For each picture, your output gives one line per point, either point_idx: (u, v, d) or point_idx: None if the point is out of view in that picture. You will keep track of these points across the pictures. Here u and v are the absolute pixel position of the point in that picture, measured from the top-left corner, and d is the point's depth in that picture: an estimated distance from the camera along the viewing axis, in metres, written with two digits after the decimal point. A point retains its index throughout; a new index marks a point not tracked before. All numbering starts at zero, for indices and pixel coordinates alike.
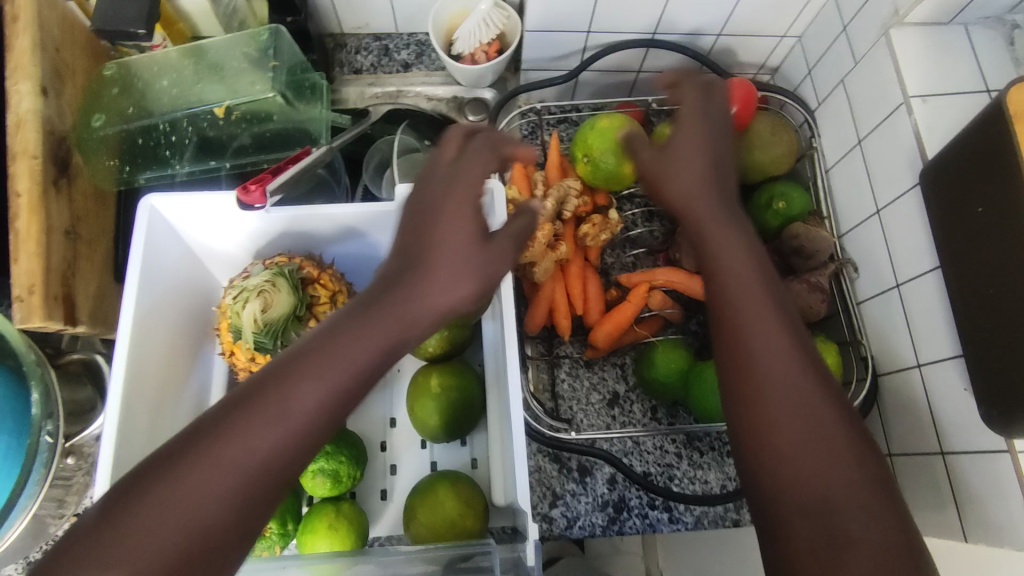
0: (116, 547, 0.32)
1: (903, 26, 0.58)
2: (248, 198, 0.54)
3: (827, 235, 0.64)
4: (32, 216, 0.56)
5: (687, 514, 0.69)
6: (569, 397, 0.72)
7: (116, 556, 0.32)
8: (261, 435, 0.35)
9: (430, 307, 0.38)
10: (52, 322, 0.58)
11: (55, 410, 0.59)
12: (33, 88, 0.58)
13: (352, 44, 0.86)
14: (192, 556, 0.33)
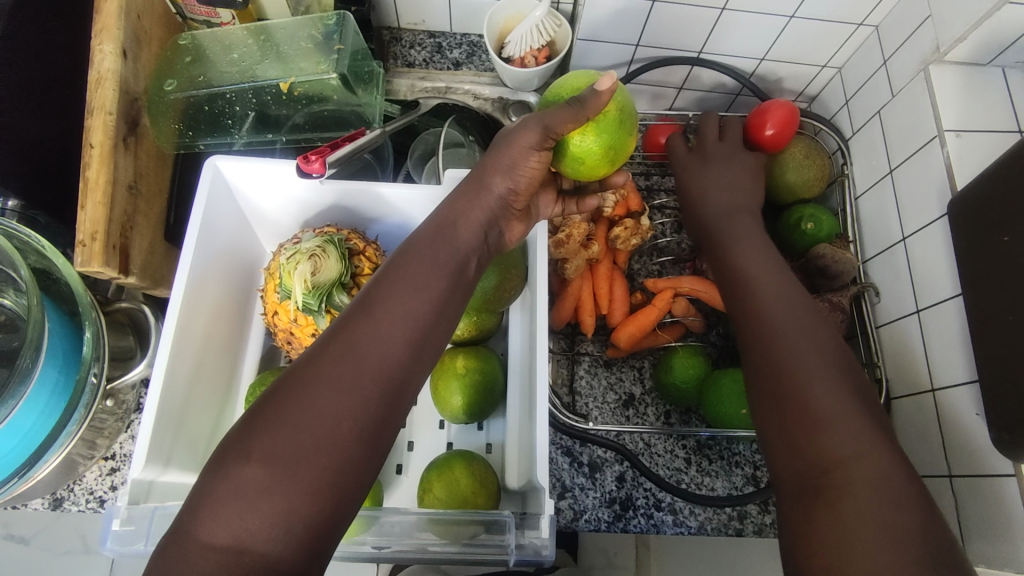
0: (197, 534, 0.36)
1: (942, 64, 0.60)
2: (308, 167, 0.57)
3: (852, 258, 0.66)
4: (102, 167, 0.60)
5: (692, 518, 0.71)
6: (586, 394, 0.75)
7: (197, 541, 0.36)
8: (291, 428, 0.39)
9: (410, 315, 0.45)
10: (108, 270, 0.61)
11: (102, 354, 0.61)
12: (116, 49, 0.62)
13: (407, 39, 0.90)
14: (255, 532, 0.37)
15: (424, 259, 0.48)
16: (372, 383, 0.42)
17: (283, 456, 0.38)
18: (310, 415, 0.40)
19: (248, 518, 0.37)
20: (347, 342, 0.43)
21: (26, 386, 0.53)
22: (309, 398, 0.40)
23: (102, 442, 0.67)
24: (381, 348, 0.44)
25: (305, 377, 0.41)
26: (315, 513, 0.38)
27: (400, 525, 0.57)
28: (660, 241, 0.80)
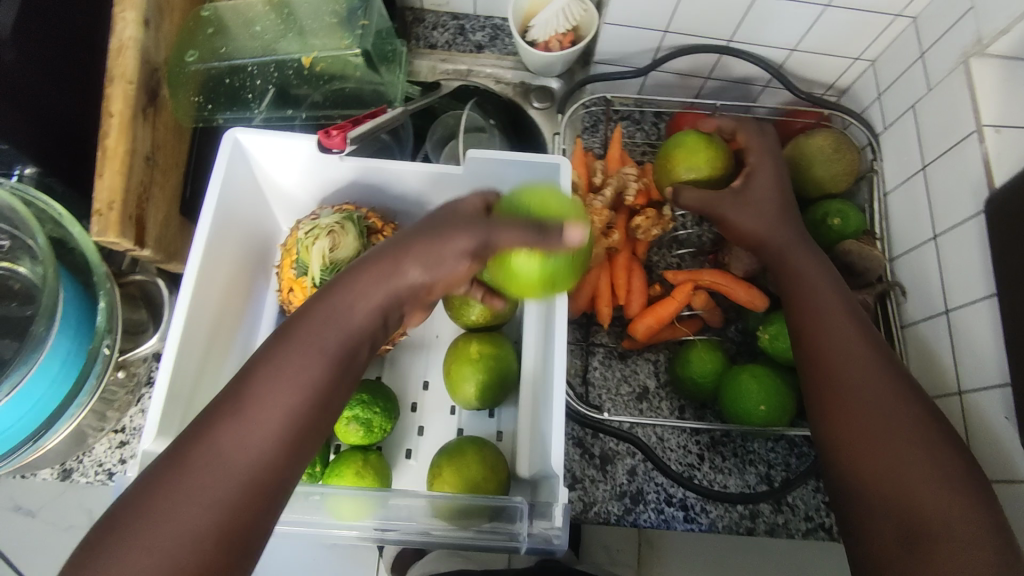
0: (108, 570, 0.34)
1: (983, 57, 0.58)
2: (329, 141, 0.56)
3: (879, 256, 0.64)
4: (121, 136, 0.59)
5: (703, 515, 0.70)
6: (600, 385, 0.74)
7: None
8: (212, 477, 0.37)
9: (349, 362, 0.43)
10: (123, 241, 0.60)
11: (116, 325, 0.60)
12: (138, 17, 0.62)
13: (430, 20, 0.88)
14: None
15: (333, 315, 0.43)
16: (249, 468, 0.38)
17: (145, 549, 0.35)
18: (184, 504, 0.36)
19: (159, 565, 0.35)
20: (230, 417, 0.39)
21: (38, 355, 0.53)
22: (186, 482, 0.37)
23: (112, 415, 0.66)
24: (267, 426, 0.39)
25: (184, 454, 0.38)
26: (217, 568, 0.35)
27: (406, 510, 0.56)
28: (680, 233, 0.78)
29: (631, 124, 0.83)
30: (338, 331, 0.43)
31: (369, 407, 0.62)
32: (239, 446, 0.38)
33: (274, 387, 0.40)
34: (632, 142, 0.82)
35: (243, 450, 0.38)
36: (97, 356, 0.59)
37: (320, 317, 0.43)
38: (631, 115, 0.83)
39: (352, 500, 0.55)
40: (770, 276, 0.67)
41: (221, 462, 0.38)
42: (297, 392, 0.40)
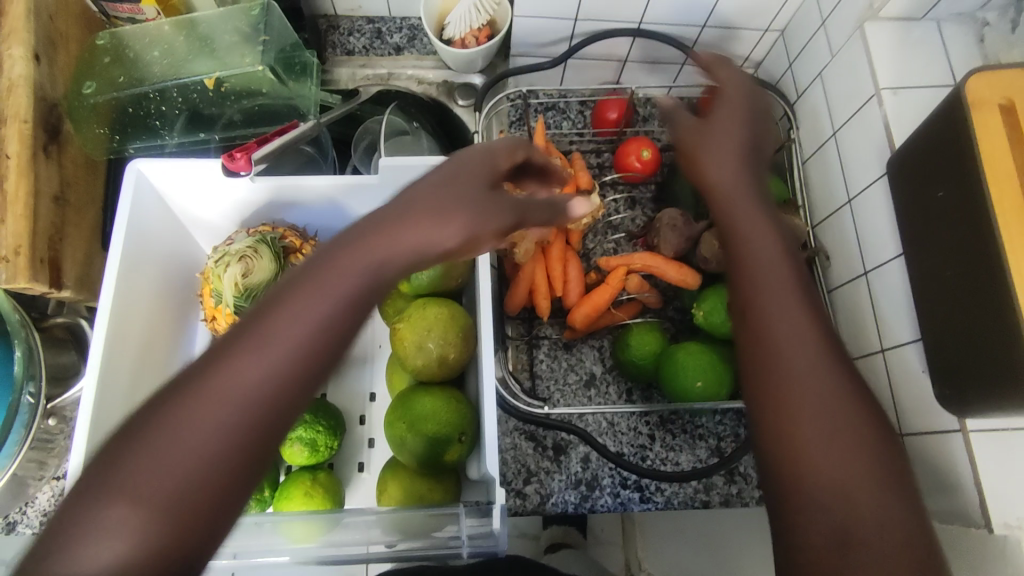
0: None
1: (877, 21, 0.59)
2: (233, 164, 0.55)
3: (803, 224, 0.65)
4: (21, 177, 0.58)
5: (659, 494, 0.71)
6: (547, 376, 0.74)
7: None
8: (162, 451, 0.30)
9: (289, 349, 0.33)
10: (36, 285, 0.58)
11: (37, 372, 0.59)
12: (26, 53, 0.59)
13: (345, 26, 0.87)
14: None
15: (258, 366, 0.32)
16: (205, 474, 0.30)
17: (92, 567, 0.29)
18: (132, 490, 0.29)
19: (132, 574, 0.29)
20: (215, 389, 0.31)
21: None
22: (137, 465, 0.30)
23: (51, 462, 0.65)
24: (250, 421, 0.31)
25: (136, 436, 0.30)
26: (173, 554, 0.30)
27: (360, 524, 0.57)
28: (614, 218, 0.79)
29: (556, 114, 0.84)
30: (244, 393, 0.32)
31: (313, 427, 0.62)
32: (218, 432, 0.31)
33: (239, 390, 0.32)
34: (560, 131, 0.83)
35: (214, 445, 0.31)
36: (21, 406, 0.57)
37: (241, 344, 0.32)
38: (555, 105, 0.84)
39: (304, 522, 0.56)
40: (701, 252, 0.69)
41: (191, 455, 0.30)
42: (224, 425, 0.31)
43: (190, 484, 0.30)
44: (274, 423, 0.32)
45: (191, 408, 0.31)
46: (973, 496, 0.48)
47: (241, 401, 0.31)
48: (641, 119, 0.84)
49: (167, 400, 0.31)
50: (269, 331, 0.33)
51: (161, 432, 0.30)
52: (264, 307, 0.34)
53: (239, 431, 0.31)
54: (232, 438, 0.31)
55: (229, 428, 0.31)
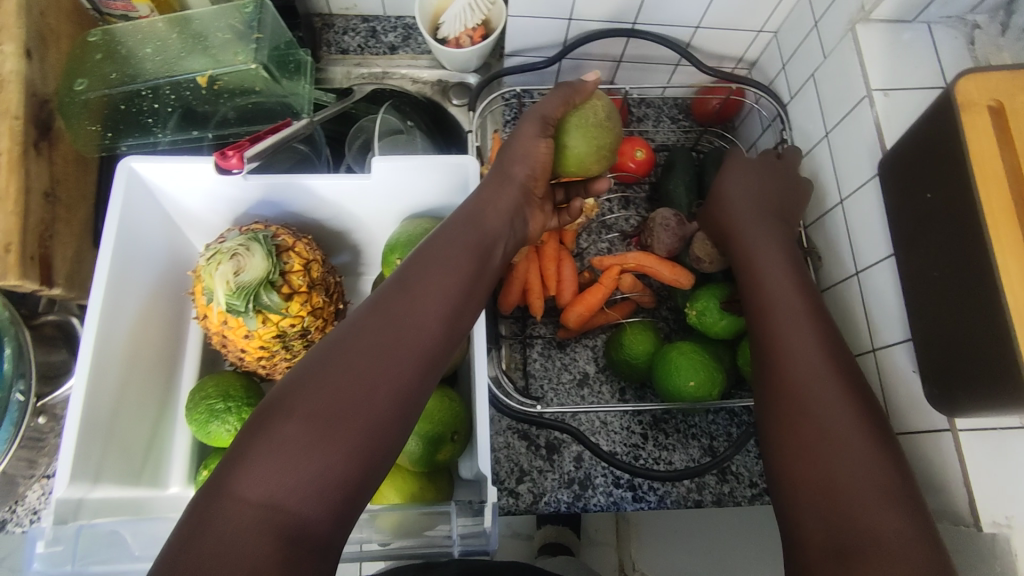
0: (259, 469, 0.38)
1: (869, 22, 0.60)
2: (226, 163, 0.55)
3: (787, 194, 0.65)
4: (12, 173, 0.57)
5: (652, 493, 0.71)
6: (540, 375, 0.74)
7: (264, 473, 0.38)
8: (339, 375, 0.42)
9: (422, 313, 0.46)
10: (26, 282, 0.58)
11: (28, 370, 0.58)
12: (17, 49, 0.59)
13: (340, 25, 0.87)
14: (331, 485, 0.39)
15: (413, 312, 0.46)
16: (377, 400, 0.42)
17: (278, 473, 0.38)
18: (321, 402, 0.40)
19: (316, 474, 0.38)
20: (382, 335, 0.44)
21: None
22: (324, 387, 0.41)
23: (41, 460, 0.65)
24: (408, 357, 0.44)
25: (323, 368, 0.42)
26: (350, 468, 0.39)
27: None
28: (608, 217, 0.80)
29: None
30: (415, 332, 0.45)
31: None
32: (385, 377, 0.43)
33: (400, 333, 0.44)
34: None
35: (384, 375, 0.43)
36: (10, 402, 0.57)
37: (396, 301, 0.46)
38: None
39: None
40: (695, 253, 0.69)
41: (366, 381, 0.42)
42: (389, 364, 0.43)
43: (366, 404, 0.41)
44: (434, 352, 0.46)
45: (360, 342, 0.43)
46: (963, 495, 0.48)
47: (404, 342, 0.44)
48: (636, 119, 0.85)
49: (349, 337, 0.44)
50: (411, 283, 0.47)
51: (338, 363, 0.42)
52: (407, 268, 0.49)
53: (401, 364, 0.43)
54: (397, 369, 0.43)
55: (391, 364, 0.43)
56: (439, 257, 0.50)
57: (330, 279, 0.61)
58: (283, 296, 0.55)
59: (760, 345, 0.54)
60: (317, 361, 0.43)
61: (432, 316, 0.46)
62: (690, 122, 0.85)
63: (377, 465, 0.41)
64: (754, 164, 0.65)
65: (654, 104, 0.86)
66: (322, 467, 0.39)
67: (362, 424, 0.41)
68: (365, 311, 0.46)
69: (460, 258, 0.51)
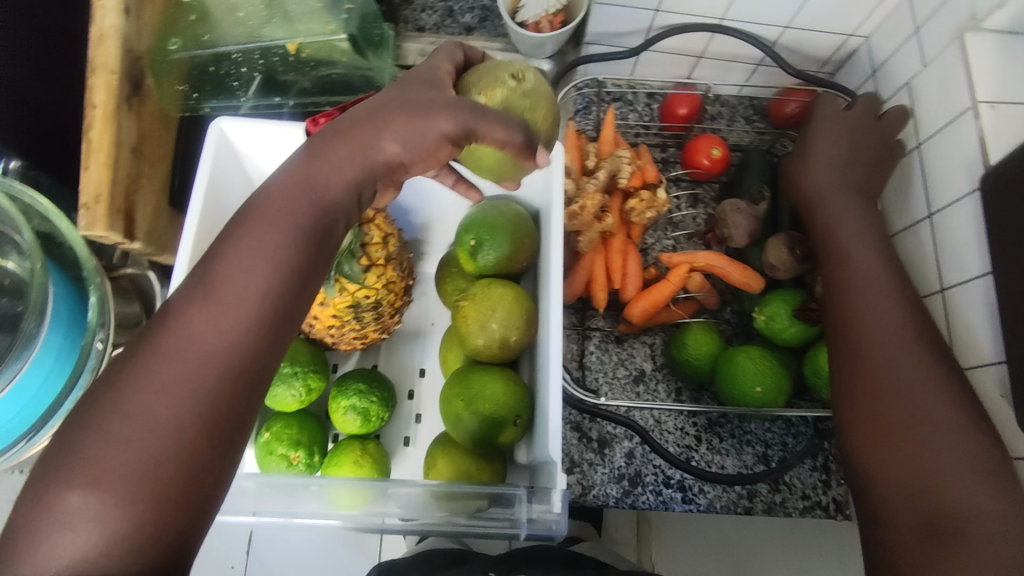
0: (61, 528, 0.32)
1: (979, 32, 0.57)
2: (316, 129, 0.55)
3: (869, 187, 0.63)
4: (106, 126, 0.58)
5: (701, 496, 0.71)
6: (597, 368, 0.74)
7: (66, 536, 0.32)
8: (164, 411, 0.35)
9: (206, 324, 0.37)
10: (111, 234, 0.59)
11: (106, 320, 0.60)
12: (118, 4, 0.60)
13: (419, 3, 0.87)
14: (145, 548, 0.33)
15: (180, 322, 0.37)
16: (175, 441, 0.34)
17: (71, 530, 0.32)
18: (109, 452, 0.33)
19: (117, 534, 0.32)
20: (174, 342, 0.36)
21: (32, 349, 0.52)
22: (119, 434, 0.33)
23: None
24: (236, 348, 0.37)
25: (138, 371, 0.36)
26: (162, 525, 0.33)
27: (405, 498, 0.57)
28: (675, 215, 0.78)
29: (623, 106, 0.82)
30: (196, 351, 0.36)
31: (366, 396, 0.63)
32: (189, 402, 0.35)
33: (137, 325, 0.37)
34: (625, 122, 0.82)
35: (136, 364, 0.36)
36: (91, 350, 0.58)
37: (219, 283, 0.39)
38: (623, 96, 0.82)
39: (352, 490, 0.55)
40: (768, 257, 0.68)
41: (159, 422, 0.34)
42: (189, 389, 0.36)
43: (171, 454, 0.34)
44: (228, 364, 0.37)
45: (154, 366, 0.36)
46: None
47: (180, 356, 0.36)
48: (709, 117, 0.83)
49: (149, 358, 0.36)
50: (213, 286, 0.38)
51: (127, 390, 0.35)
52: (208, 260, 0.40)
53: (201, 397, 0.35)
54: (167, 403, 0.35)
55: (175, 394, 0.35)
56: (251, 241, 0.40)
57: (404, 254, 0.61)
58: (362, 267, 0.55)
59: (839, 326, 0.53)
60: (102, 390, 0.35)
61: (248, 295, 0.39)
62: (765, 124, 0.82)
63: (198, 510, 0.35)
64: (845, 124, 0.62)
65: (729, 102, 0.83)
66: (126, 532, 0.32)
67: (176, 475, 0.34)
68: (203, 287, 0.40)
69: (286, 234, 0.41)
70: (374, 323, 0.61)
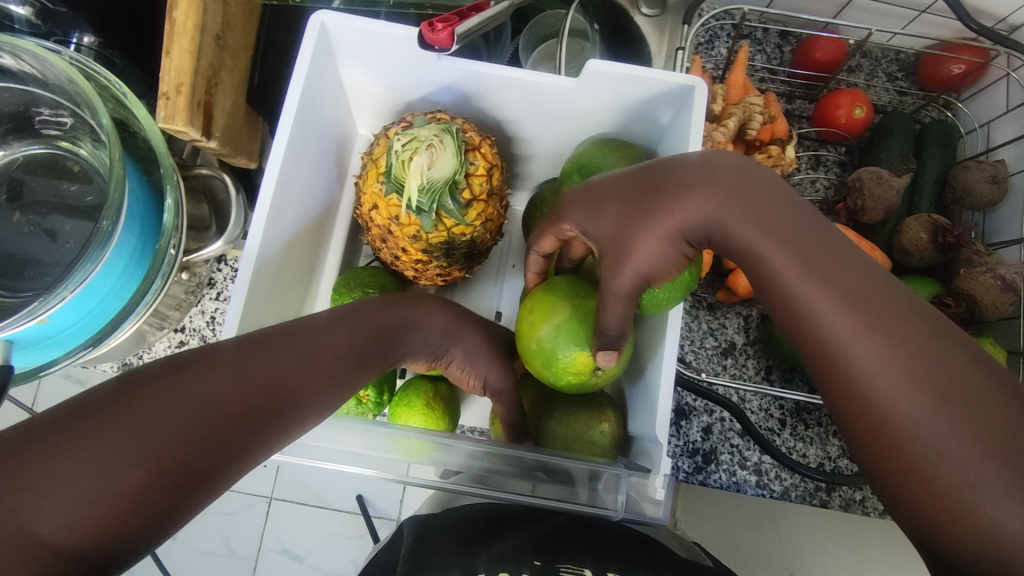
0: (113, 424, 0.29)
1: None
2: (432, 36, 0.48)
3: (957, 236, 0.59)
4: (191, 6, 0.52)
5: (777, 483, 0.66)
6: (683, 335, 0.68)
7: (112, 431, 0.29)
8: (228, 377, 0.34)
9: (298, 357, 0.38)
10: (191, 131, 0.54)
11: (181, 223, 0.56)
12: None
13: None
14: (159, 472, 0.29)
15: (289, 349, 0.37)
16: (228, 404, 0.33)
17: (131, 427, 0.30)
18: (193, 397, 0.32)
19: (147, 447, 0.30)
20: (270, 348, 0.37)
21: (105, 251, 0.47)
22: (198, 379, 0.33)
23: (172, 316, 0.63)
24: (292, 375, 0.37)
25: (210, 360, 0.34)
26: (178, 457, 0.30)
27: (462, 454, 0.52)
28: (795, 177, 0.70)
29: (751, 44, 0.72)
30: (273, 363, 0.36)
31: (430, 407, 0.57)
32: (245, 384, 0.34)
33: (285, 365, 0.37)
34: (751, 64, 0.72)
35: (242, 393, 0.34)
36: (164, 256, 0.55)
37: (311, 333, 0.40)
38: (753, 33, 0.72)
39: (418, 440, 0.51)
40: (906, 239, 0.61)
41: (219, 387, 0.33)
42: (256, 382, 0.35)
43: (229, 428, 0.33)
44: (277, 391, 0.36)
45: (262, 356, 0.36)
46: None
47: (261, 365, 0.36)
48: (847, 69, 0.73)
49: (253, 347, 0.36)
50: (304, 338, 0.39)
51: (226, 358, 0.34)
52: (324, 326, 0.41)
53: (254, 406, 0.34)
54: (238, 377, 0.34)
55: (251, 386, 0.34)
56: (346, 328, 0.42)
57: (505, 189, 0.55)
58: (464, 201, 0.49)
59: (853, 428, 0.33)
60: (202, 356, 0.34)
61: (326, 345, 0.40)
62: (910, 83, 0.72)
63: (199, 480, 0.31)
64: None
65: (873, 53, 0.73)
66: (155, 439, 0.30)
67: (201, 438, 0.31)
68: (283, 327, 0.39)
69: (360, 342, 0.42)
70: (462, 262, 0.56)
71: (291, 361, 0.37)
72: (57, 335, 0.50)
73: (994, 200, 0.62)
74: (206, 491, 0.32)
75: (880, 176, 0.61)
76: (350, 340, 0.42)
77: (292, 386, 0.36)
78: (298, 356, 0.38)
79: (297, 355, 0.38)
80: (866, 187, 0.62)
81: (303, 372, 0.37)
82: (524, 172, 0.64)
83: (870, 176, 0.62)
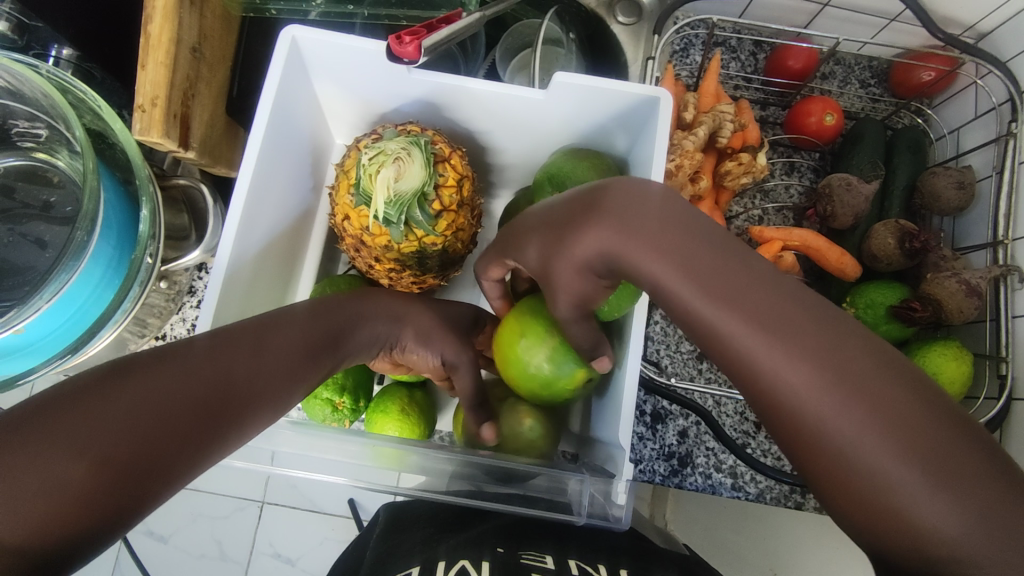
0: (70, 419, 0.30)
1: None
2: (400, 49, 0.48)
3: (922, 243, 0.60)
4: (166, 20, 0.53)
5: (751, 485, 0.67)
6: (658, 340, 0.69)
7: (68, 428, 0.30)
8: (184, 377, 0.35)
9: (253, 361, 0.39)
10: (167, 142, 0.55)
11: (158, 233, 0.57)
12: None
13: None
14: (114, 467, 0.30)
15: (245, 353, 0.39)
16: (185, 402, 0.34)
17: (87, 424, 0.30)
18: (149, 394, 0.33)
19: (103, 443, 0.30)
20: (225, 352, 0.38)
21: (80, 262, 0.48)
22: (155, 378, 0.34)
23: (152, 323, 0.64)
24: (247, 376, 0.38)
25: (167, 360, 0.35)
26: (133, 452, 0.31)
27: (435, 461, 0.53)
28: (768, 183, 0.71)
29: (726, 52, 0.73)
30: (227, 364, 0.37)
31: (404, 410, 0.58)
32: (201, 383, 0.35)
33: (234, 365, 0.38)
34: (726, 72, 0.73)
35: (190, 390, 0.34)
36: (140, 265, 0.55)
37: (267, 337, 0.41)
38: (727, 41, 0.73)
39: (392, 449, 0.51)
40: (874, 245, 0.62)
41: (175, 387, 0.34)
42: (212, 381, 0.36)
43: (184, 426, 0.33)
44: (232, 391, 0.37)
45: (218, 358, 0.37)
46: None
47: (216, 366, 0.37)
48: (820, 76, 0.74)
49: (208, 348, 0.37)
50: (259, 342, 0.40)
51: (182, 358, 0.35)
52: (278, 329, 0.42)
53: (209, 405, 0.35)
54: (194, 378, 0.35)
55: (207, 386, 0.35)
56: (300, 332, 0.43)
57: (476, 199, 0.56)
58: (433, 212, 0.50)
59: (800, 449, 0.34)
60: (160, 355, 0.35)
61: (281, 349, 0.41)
62: (882, 90, 0.73)
63: (156, 475, 0.32)
64: None
65: (846, 61, 0.74)
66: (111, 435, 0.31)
67: (159, 435, 0.32)
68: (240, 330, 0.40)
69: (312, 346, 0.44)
70: (435, 270, 0.56)
71: (246, 364, 0.38)
72: (34, 344, 0.50)
73: (961, 205, 0.63)
74: (163, 487, 0.33)
75: (848, 183, 0.62)
76: (306, 347, 0.43)
77: (241, 384, 0.37)
78: (253, 360, 0.39)
79: (251, 359, 0.39)
80: (835, 194, 0.63)
81: (258, 374, 0.39)
82: (499, 181, 0.65)
83: (839, 182, 0.63)
